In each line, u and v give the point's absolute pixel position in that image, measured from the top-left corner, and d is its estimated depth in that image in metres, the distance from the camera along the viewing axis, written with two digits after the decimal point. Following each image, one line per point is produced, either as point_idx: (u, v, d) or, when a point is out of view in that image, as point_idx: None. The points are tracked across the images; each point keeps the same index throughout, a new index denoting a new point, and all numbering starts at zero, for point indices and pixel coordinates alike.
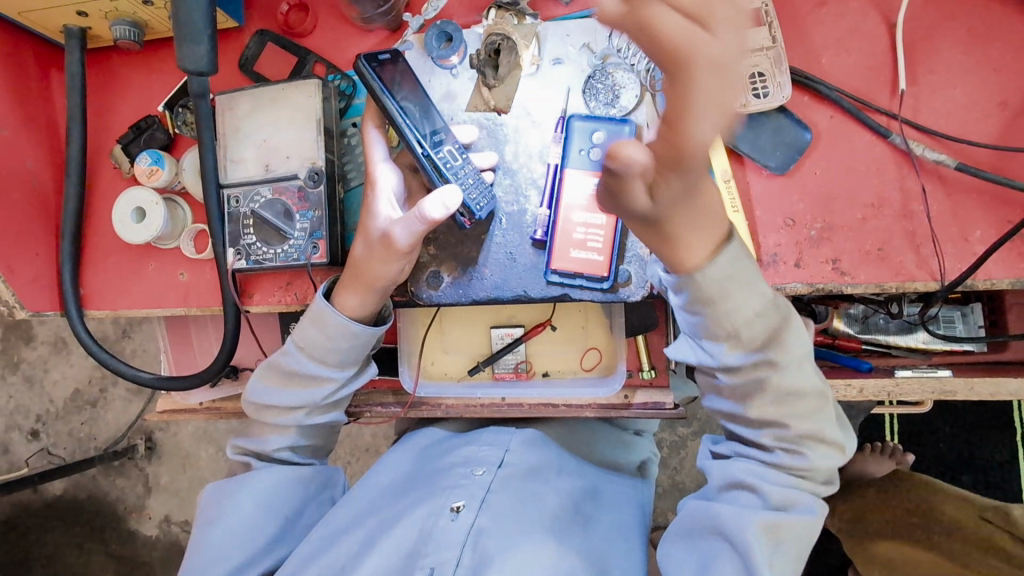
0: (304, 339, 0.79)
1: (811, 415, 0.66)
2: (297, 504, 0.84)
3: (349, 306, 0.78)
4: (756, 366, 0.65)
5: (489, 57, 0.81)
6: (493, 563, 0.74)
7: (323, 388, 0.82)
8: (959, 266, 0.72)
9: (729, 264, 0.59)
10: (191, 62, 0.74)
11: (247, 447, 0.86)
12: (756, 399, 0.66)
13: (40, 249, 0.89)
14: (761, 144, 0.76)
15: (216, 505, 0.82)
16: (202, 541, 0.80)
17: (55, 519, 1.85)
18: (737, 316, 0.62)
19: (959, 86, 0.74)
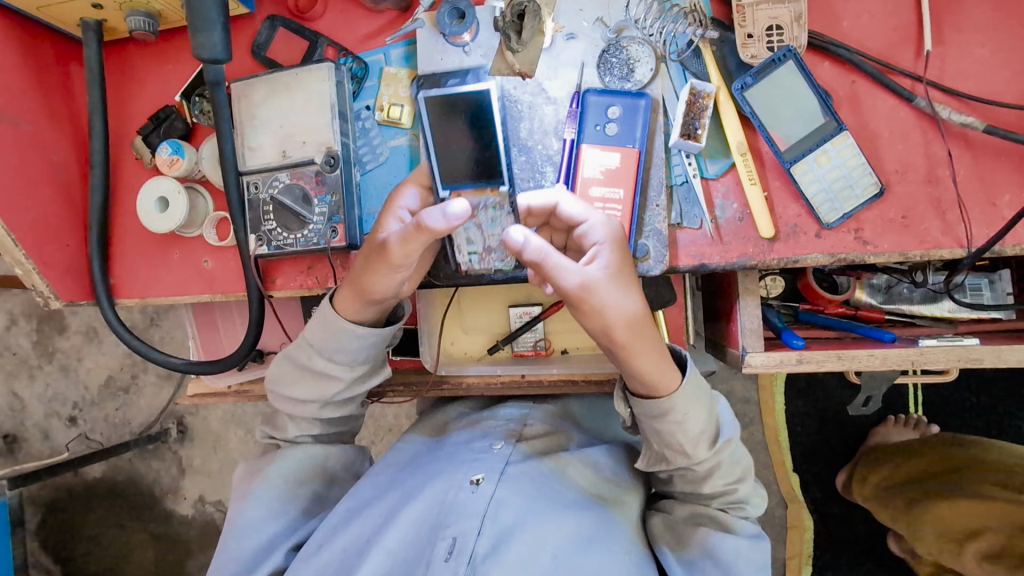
0: (314, 342, 0.80)
1: (744, 473, 0.79)
2: (322, 480, 0.87)
3: (352, 310, 0.78)
4: (716, 448, 0.74)
5: (513, 20, 0.78)
6: (514, 533, 0.75)
7: (332, 387, 0.83)
8: (986, 232, 0.71)
9: (698, 389, 0.72)
10: (206, 50, 0.74)
11: (272, 435, 0.89)
12: (710, 475, 0.76)
13: (69, 240, 0.92)
14: (779, 112, 0.73)
15: (247, 482, 0.85)
16: (236, 514, 0.83)
17: (96, 500, 1.94)
18: (690, 413, 0.71)
19: (987, 44, 0.71)
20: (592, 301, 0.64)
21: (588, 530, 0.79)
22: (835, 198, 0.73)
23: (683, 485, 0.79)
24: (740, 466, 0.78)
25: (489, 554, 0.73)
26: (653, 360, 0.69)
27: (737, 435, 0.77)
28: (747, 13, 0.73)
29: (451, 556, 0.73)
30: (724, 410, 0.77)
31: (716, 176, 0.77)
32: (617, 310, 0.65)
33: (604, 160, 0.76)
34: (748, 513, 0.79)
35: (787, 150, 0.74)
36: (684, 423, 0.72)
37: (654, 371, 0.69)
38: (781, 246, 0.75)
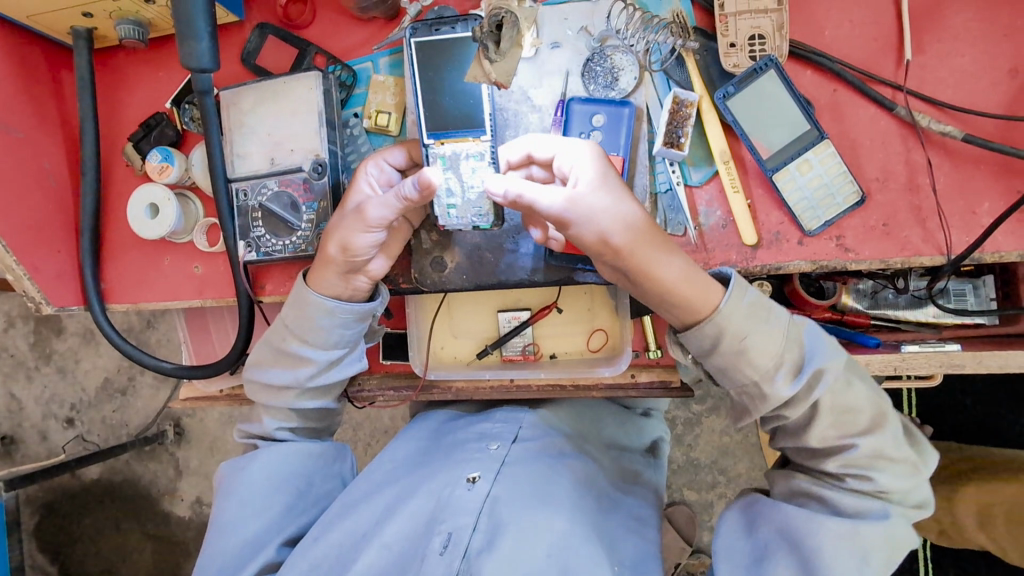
0: (290, 323, 0.81)
1: (870, 444, 0.67)
2: (305, 475, 0.87)
3: (322, 282, 0.79)
4: (806, 393, 0.67)
5: (491, 31, 0.70)
6: (505, 530, 0.77)
7: (306, 368, 0.83)
8: (966, 239, 0.72)
9: (755, 306, 0.67)
10: (193, 59, 0.75)
11: (250, 433, 0.90)
12: (808, 428, 0.69)
13: (61, 246, 0.93)
14: (761, 121, 0.74)
15: (229, 479, 0.85)
16: (220, 513, 0.82)
17: (94, 502, 1.95)
18: (750, 337, 0.66)
19: (967, 53, 0.72)
20: (582, 211, 0.64)
21: (574, 526, 0.79)
22: (817, 206, 0.74)
23: (785, 443, 0.72)
24: (857, 416, 0.68)
25: (483, 548, 0.76)
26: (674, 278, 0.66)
27: (839, 366, 0.68)
28: (729, 23, 0.74)
29: (446, 550, 0.76)
30: (814, 338, 0.69)
31: (699, 183, 0.77)
32: (615, 219, 0.65)
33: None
34: (878, 487, 0.67)
35: (770, 159, 0.74)
36: (753, 351, 0.67)
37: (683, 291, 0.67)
38: (765, 253, 0.76)
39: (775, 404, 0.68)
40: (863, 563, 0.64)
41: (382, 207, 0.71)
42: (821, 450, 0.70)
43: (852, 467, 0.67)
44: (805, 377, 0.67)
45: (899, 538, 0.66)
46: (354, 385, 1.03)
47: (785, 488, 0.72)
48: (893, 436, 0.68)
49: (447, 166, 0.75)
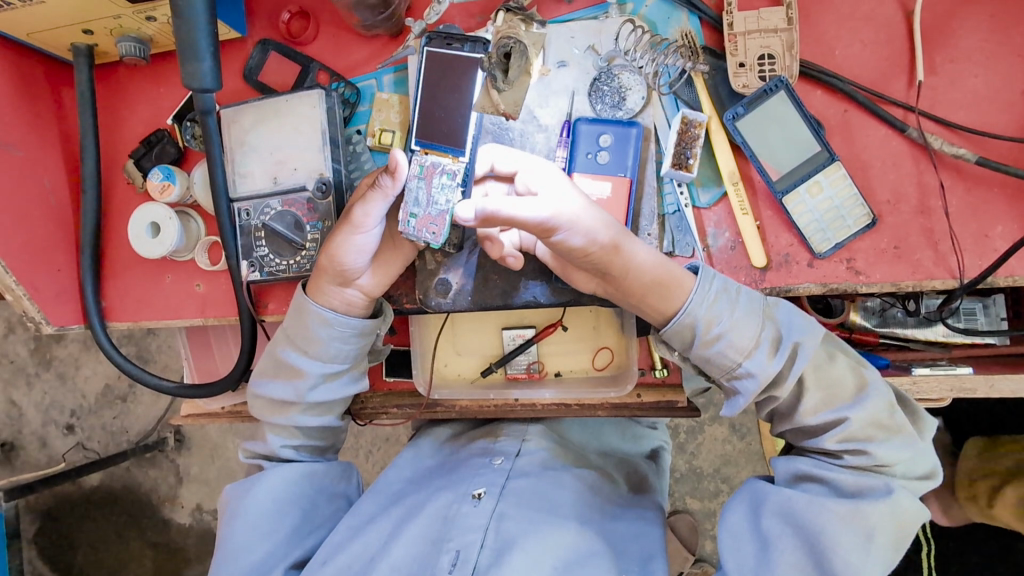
0: (291, 332, 0.81)
1: (868, 423, 0.66)
2: (310, 496, 0.85)
3: (321, 292, 0.79)
4: (787, 375, 0.67)
5: (499, 60, 0.75)
6: (514, 545, 0.76)
7: (306, 382, 0.81)
8: (978, 263, 0.71)
9: (723, 289, 0.68)
10: (196, 80, 0.74)
11: (256, 453, 0.87)
12: (799, 410, 0.69)
13: (61, 264, 0.92)
14: (772, 142, 0.73)
15: (232, 504, 0.82)
16: (225, 536, 0.80)
17: (94, 508, 1.94)
18: (726, 329, 0.67)
19: (980, 74, 0.71)
20: (563, 215, 0.62)
21: (585, 544, 0.79)
22: (826, 228, 0.73)
23: (782, 427, 0.72)
24: (844, 389, 0.68)
25: (491, 564, 0.75)
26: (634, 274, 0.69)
27: (816, 341, 0.68)
28: (739, 42, 0.73)
29: (455, 568, 0.75)
30: (788, 314, 0.68)
31: (708, 205, 0.76)
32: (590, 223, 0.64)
33: (595, 189, 0.76)
34: (878, 461, 0.66)
35: (780, 181, 0.73)
36: (734, 336, 0.67)
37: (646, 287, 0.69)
38: (774, 275, 0.75)
39: (763, 385, 0.67)
40: (868, 542, 0.63)
41: (367, 211, 0.69)
42: (816, 428, 0.69)
43: (850, 443, 0.67)
44: (786, 351, 0.66)
45: (906, 516, 0.65)
46: (358, 404, 1.03)
47: (786, 470, 0.70)
48: (889, 405, 0.68)
49: (422, 175, 0.69)
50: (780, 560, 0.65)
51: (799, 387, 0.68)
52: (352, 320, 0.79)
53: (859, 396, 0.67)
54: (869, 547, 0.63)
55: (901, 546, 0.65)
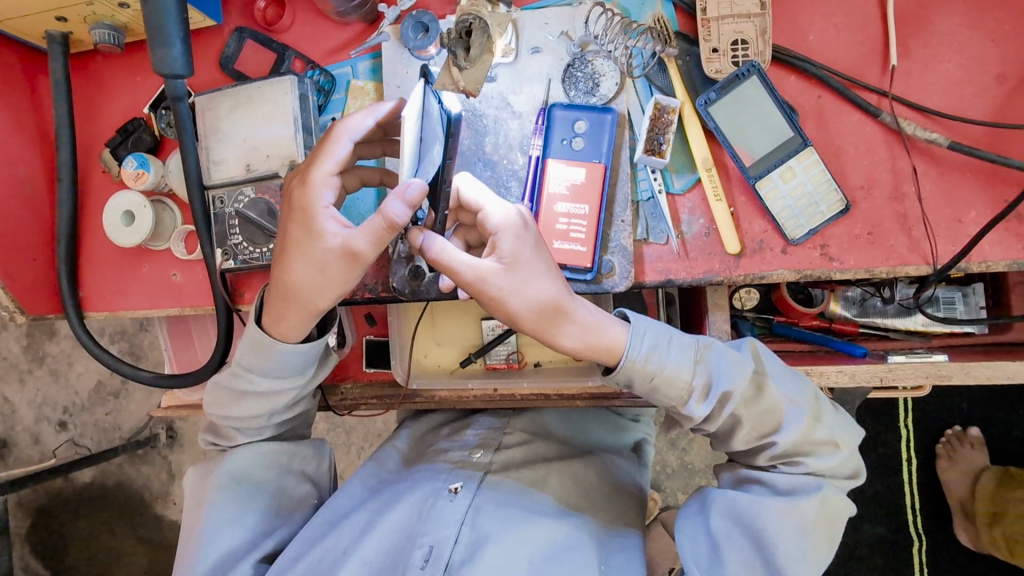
0: (241, 360, 0.76)
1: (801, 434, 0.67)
2: (278, 476, 0.83)
3: (272, 321, 0.73)
4: (718, 413, 0.67)
5: (460, 36, 0.78)
6: (490, 540, 0.76)
7: (269, 404, 0.78)
8: (952, 248, 0.70)
9: (656, 339, 0.66)
10: (166, 65, 0.74)
11: (214, 441, 0.84)
12: (734, 434, 0.68)
13: (36, 253, 0.91)
14: (745, 128, 0.73)
15: (199, 487, 0.81)
16: (196, 525, 0.78)
17: (87, 505, 1.93)
18: (659, 380, 0.66)
19: (953, 59, 0.71)
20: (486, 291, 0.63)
21: (564, 535, 0.79)
22: (800, 214, 0.72)
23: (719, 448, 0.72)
24: (775, 416, 0.67)
25: (465, 561, 0.75)
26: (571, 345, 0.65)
27: (744, 382, 0.67)
28: (712, 28, 0.73)
29: (427, 564, 0.74)
30: (720, 357, 0.67)
31: (682, 191, 0.76)
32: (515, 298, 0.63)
33: (568, 174, 0.75)
34: (811, 468, 0.67)
35: (752, 166, 0.73)
36: (666, 379, 0.66)
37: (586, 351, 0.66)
38: (748, 262, 0.74)
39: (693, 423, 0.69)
40: (804, 536, 0.64)
41: (340, 232, 0.66)
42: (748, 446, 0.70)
43: (779, 456, 0.68)
44: (714, 399, 0.66)
45: (838, 518, 0.67)
46: (336, 394, 1.04)
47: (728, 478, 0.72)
48: (819, 416, 0.68)
49: None
50: (728, 557, 0.65)
51: (732, 418, 0.68)
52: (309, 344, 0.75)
53: (788, 420, 0.67)
54: (804, 541, 0.65)
55: (835, 539, 0.68)
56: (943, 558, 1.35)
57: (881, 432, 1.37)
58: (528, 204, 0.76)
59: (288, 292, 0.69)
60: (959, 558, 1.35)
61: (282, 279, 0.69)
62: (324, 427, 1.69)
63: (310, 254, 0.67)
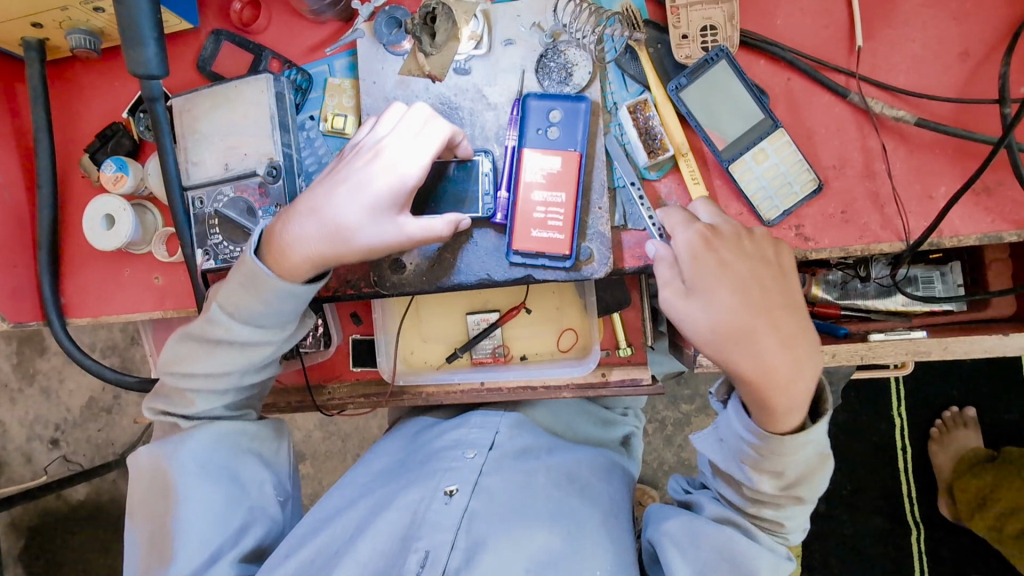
0: (222, 302, 0.74)
1: (803, 510, 0.70)
2: (236, 461, 0.80)
3: (291, 259, 0.71)
4: (786, 491, 0.67)
5: (424, 23, 0.78)
6: (486, 546, 0.75)
7: (241, 357, 0.76)
8: (923, 224, 0.71)
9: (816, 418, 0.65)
10: (140, 66, 0.74)
11: (165, 410, 0.80)
12: (768, 505, 0.69)
13: (17, 260, 0.91)
14: (717, 111, 0.73)
15: (157, 476, 0.77)
16: (168, 520, 0.76)
17: (81, 523, 1.91)
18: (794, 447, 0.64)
19: (918, 38, 0.72)
20: (726, 246, 0.66)
21: (560, 542, 0.77)
22: (774, 195, 0.73)
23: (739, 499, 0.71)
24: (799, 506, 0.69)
25: (462, 567, 0.74)
26: (763, 336, 0.63)
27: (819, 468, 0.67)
28: (681, 14, 0.74)
29: (424, 569, 0.73)
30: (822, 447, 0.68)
31: (658, 177, 0.77)
32: (757, 255, 0.66)
33: (545, 162, 0.75)
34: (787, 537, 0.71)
35: (725, 150, 0.74)
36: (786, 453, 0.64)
37: (792, 404, 0.62)
38: None
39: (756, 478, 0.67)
40: None
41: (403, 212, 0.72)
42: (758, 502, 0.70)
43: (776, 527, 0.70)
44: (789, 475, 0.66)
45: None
46: (324, 394, 1.03)
47: (713, 512, 0.72)
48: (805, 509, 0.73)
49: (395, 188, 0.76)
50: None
51: (790, 501, 0.68)
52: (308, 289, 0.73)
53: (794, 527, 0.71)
54: None
55: None
56: (940, 542, 1.36)
57: (872, 418, 1.38)
58: (506, 194, 0.77)
59: (336, 237, 0.70)
60: (955, 541, 1.35)
61: (333, 224, 0.70)
62: (318, 435, 1.68)
63: (378, 205, 0.70)
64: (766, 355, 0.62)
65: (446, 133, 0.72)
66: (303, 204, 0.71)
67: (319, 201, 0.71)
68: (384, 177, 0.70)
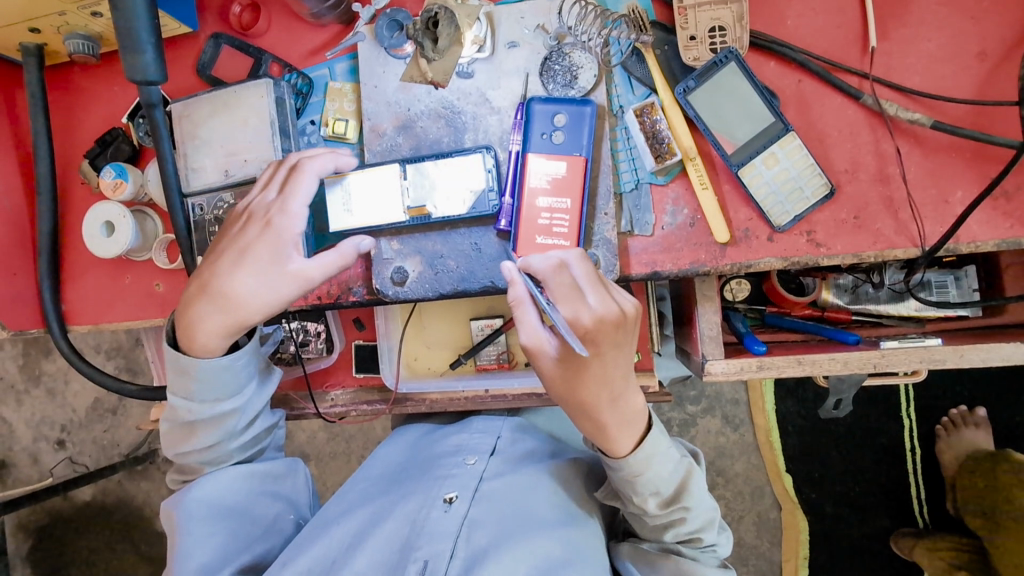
0: (176, 389, 0.74)
1: (707, 519, 0.74)
2: (247, 499, 0.79)
3: (197, 337, 0.70)
4: (670, 506, 0.71)
5: (426, 29, 0.76)
6: (487, 555, 0.73)
7: (219, 429, 0.75)
8: (939, 230, 0.69)
9: (653, 446, 0.69)
10: (138, 72, 0.73)
11: (182, 479, 0.80)
12: (670, 524, 0.72)
13: (18, 268, 0.91)
14: (725, 115, 0.71)
15: (168, 515, 0.76)
16: (174, 550, 0.75)
17: (87, 524, 1.91)
18: (653, 468, 0.68)
19: (934, 38, 0.70)
20: (601, 335, 0.61)
21: (563, 550, 0.75)
22: (785, 200, 0.71)
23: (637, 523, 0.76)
24: (704, 518, 0.73)
25: None
26: (609, 399, 0.65)
27: (698, 483, 0.73)
28: (689, 15, 0.72)
29: None
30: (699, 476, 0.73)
31: (665, 182, 0.75)
32: (628, 334, 0.63)
33: (548, 168, 0.73)
34: (709, 542, 0.75)
35: (735, 154, 0.72)
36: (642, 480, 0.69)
37: (622, 430, 0.67)
38: (734, 251, 0.73)
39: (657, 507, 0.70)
40: None
41: (293, 259, 0.69)
42: (657, 525, 0.74)
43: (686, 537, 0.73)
44: (673, 495, 0.71)
45: None
46: (326, 401, 1.02)
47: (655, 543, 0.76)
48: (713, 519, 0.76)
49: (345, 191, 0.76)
50: None
51: (680, 513, 0.71)
52: (233, 356, 0.73)
53: (710, 533, 0.74)
54: None
55: None
56: None
57: (881, 421, 1.36)
58: (509, 200, 0.75)
59: (226, 305, 0.68)
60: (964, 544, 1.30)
61: (227, 296, 0.68)
62: (323, 436, 1.67)
63: (259, 264, 0.68)
64: (627, 407, 0.67)
65: (313, 175, 0.70)
66: (192, 286, 0.70)
67: (205, 278, 0.69)
68: (266, 236, 0.69)
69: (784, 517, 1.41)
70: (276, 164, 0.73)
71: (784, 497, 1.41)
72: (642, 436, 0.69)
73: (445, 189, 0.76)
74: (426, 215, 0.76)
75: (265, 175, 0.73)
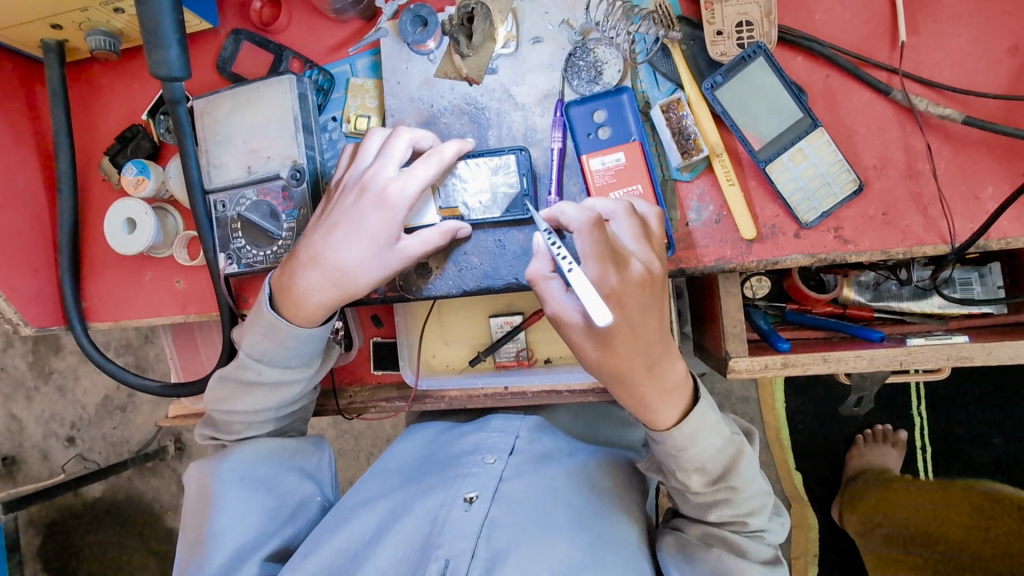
0: (248, 349, 0.77)
1: (759, 502, 0.73)
2: (276, 474, 0.81)
3: (303, 308, 0.73)
4: (715, 484, 0.71)
5: (461, 24, 0.77)
6: (508, 556, 0.73)
7: (277, 397, 0.80)
8: (969, 226, 0.69)
9: (698, 418, 0.68)
10: (163, 68, 0.73)
11: (215, 436, 0.84)
12: (714, 504, 0.72)
13: (39, 265, 0.91)
14: (752, 111, 0.71)
15: (200, 483, 0.79)
16: (205, 524, 0.76)
17: (97, 520, 1.92)
18: (693, 444, 0.68)
19: (964, 33, 0.69)
20: (623, 292, 0.62)
21: (585, 553, 0.74)
22: (812, 196, 0.71)
23: (682, 504, 0.76)
24: (753, 502, 0.73)
25: None
26: (644, 366, 0.64)
27: (745, 464, 0.72)
28: (715, 10, 0.72)
29: None
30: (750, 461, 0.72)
31: (689, 178, 0.74)
32: (652, 295, 0.64)
33: (607, 162, 0.73)
34: (759, 526, 0.73)
35: (762, 150, 0.71)
36: (687, 454, 0.69)
37: (662, 396, 0.67)
38: (761, 248, 0.73)
39: (703, 484, 0.70)
40: None
41: (401, 238, 0.71)
42: (705, 502, 0.73)
43: (734, 518, 0.73)
44: (719, 480, 0.71)
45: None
46: (346, 397, 1.01)
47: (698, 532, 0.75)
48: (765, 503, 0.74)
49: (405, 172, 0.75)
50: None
51: (727, 492, 0.71)
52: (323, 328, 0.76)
53: (761, 513, 0.74)
54: None
55: None
56: None
57: (891, 418, 1.36)
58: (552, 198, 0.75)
59: (337, 276, 0.71)
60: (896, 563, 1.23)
61: (340, 269, 0.70)
62: (331, 433, 1.68)
63: (373, 242, 0.70)
64: (665, 375, 0.66)
65: (437, 164, 0.70)
66: (304, 252, 0.72)
67: (319, 249, 0.71)
68: (379, 218, 0.69)
69: (794, 515, 1.41)
70: (381, 138, 0.74)
71: (794, 495, 1.40)
72: (688, 408, 0.69)
73: (472, 188, 0.75)
74: (459, 215, 0.75)
75: (372, 148, 0.73)
